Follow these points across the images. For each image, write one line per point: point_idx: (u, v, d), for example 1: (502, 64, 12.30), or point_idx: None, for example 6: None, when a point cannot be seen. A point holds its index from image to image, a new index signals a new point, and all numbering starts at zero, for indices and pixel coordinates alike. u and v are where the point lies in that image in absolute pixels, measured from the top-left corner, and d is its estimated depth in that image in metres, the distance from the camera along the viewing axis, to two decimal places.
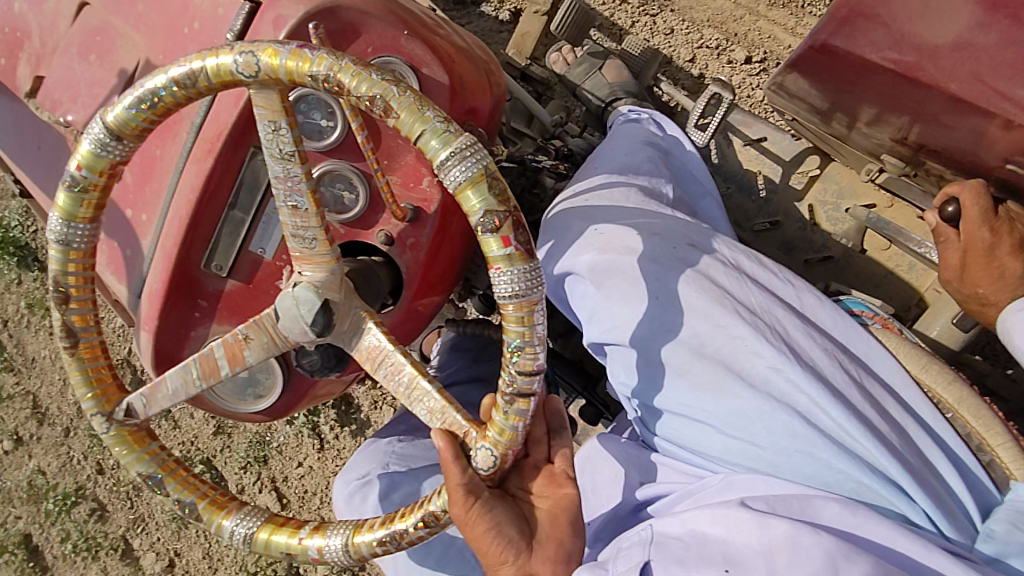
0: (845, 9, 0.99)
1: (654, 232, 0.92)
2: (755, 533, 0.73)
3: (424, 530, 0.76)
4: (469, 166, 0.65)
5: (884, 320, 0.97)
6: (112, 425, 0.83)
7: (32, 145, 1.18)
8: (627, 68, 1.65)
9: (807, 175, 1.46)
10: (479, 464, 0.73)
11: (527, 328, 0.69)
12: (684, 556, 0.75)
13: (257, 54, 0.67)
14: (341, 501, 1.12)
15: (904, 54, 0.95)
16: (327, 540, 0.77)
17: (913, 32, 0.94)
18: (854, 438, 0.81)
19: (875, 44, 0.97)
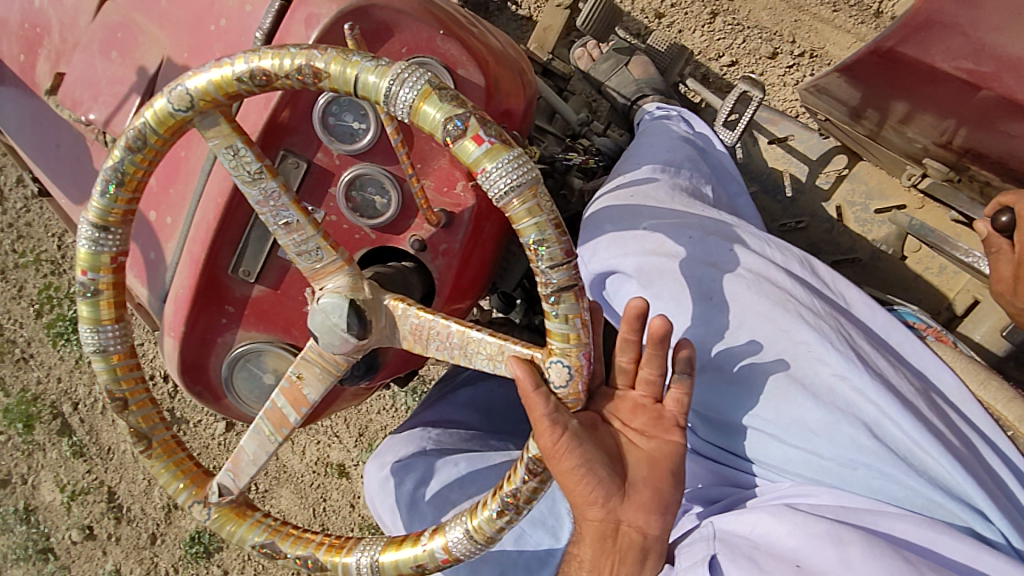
0: (922, 16, 0.97)
1: (707, 232, 0.89)
2: (824, 525, 0.70)
3: (513, 510, 0.71)
4: (519, 180, 0.63)
5: (937, 332, 0.93)
6: (210, 509, 0.80)
7: (51, 144, 1.15)
8: (653, 65, 1.62)
9: (836, 175, 1.43)
10: (556, 383, 0.68)
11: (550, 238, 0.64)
12: (752, 553, 0.72)
13: (251, 62, 0.67)
14: (375, 486, 1.08)
15: (981, 64, 0.93)
16: (448, 537, 0.73)
17: (994, 43, 0.91)
18: (925, 453, 0.77)
19: (949, 52, 0.96)
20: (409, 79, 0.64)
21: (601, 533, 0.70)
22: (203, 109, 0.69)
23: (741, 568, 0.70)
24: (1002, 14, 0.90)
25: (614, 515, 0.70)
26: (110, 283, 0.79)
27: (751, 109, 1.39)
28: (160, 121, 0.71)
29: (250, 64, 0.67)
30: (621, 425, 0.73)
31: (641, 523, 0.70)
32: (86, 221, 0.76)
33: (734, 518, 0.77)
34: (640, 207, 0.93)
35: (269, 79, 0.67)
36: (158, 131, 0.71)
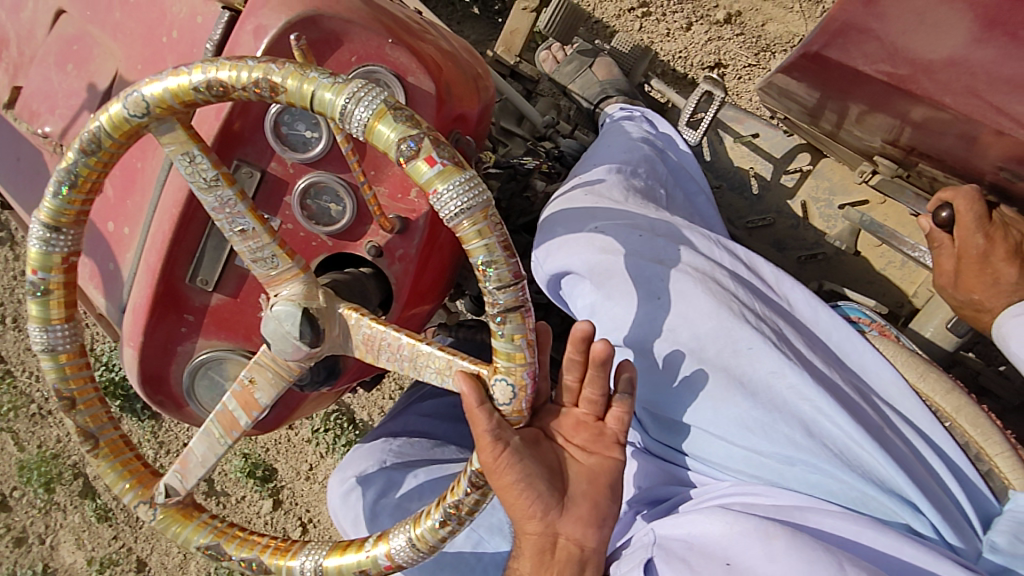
0: (836, 22, 1.00)
1: (655, 233, 0.91)
2: (754, 526, 0.73)
3: (453, 522, 0.73)
4: (452, 187, 0.63)
5: (880, 327, 0.96)
6: (156, 510, 0.81)
7: (9, 155, 1.15)
8: (618, 66, 1.63)
9: (800, 171, 1.45)
10: (499, 400, 0.69)
11: (505, 272, 0.65)
12: (687, 555, 0.75)
13: (211, 71, 0.67)
14: (336, 499, 1.10)
15: (897, 67, 0.95)
16: (391, 544, 0.74)
17: (907, 46, 0.94)
18: (861, 449, 0.79)
19: (869, 57, 0.97)
20: (365, 97, 0.64)
21: (539, 547, 0.74)
22: (158, 115, 0.69)
23: (674, 569, 0.74)
24: (911, 16, 0.93)
25: (551, 528, 0.73)
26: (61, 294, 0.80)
27: (713, 109, 1.41)
28: (114, 125, 0.71)
29: (207, 73, 0.67)
30: (564, 441, 0.76)
31: (578, 535, 0.74)
32: (37, 219, 0.76)
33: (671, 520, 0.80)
34: (589, 207, 0.94)
35: (227, 90, 0.67)
36: (112, 135, 0.72)
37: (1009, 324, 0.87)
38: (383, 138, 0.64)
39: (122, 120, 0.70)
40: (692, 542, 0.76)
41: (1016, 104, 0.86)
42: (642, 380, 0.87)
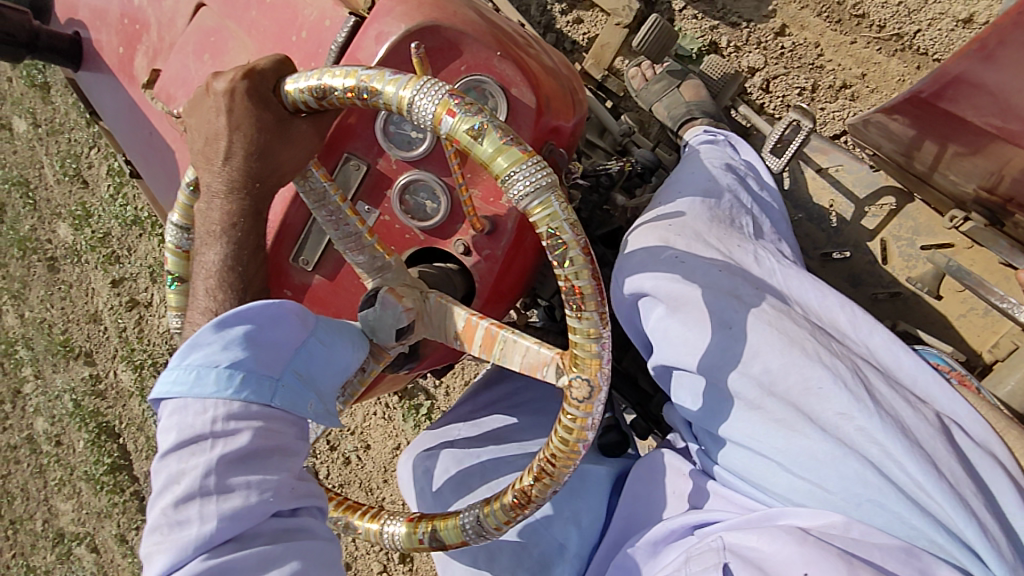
0: (951, 74, 1.00)
1: (735, 269, 0.93)
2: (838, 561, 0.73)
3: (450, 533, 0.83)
4: (545, 196, 0.66)
5: (961, 376, 0.96)
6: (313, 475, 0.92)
7: (145, 133, 1.30)
8: (706, 88, 1.60)
9: (885, 211, 1.43)
10: (465, 526, 0.82)
11: (583, 414, 0.73)
12: (765, 566, 0.77)
13: (522, 162, 0.65)
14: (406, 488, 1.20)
15: (1009, 122, 0.95)
16: (384, 526, 0.86)
17: (1020, 104, 0.93)
18: (930, 496, 0.78)
19: (978, 109, 0.98)
20: (535, 176, 0.65)
21: None
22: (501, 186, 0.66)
23: None
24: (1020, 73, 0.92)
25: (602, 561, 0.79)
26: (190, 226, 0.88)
27: (801, 137, 1.42)
28: (474, 144, 0.66)
29: (542, 233, 0.66)
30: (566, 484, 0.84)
31: None
32: (309, 80, 0.74)
33: (745, 532, 0.82)
34: (672, 236, 0.96)
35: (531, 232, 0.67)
36: (460, 132, 0.66)
37: None
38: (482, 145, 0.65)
39: (499, 164, 0.65)
40: (767, 552, 0.78)
41: None
42: (706, 404, 0.90)
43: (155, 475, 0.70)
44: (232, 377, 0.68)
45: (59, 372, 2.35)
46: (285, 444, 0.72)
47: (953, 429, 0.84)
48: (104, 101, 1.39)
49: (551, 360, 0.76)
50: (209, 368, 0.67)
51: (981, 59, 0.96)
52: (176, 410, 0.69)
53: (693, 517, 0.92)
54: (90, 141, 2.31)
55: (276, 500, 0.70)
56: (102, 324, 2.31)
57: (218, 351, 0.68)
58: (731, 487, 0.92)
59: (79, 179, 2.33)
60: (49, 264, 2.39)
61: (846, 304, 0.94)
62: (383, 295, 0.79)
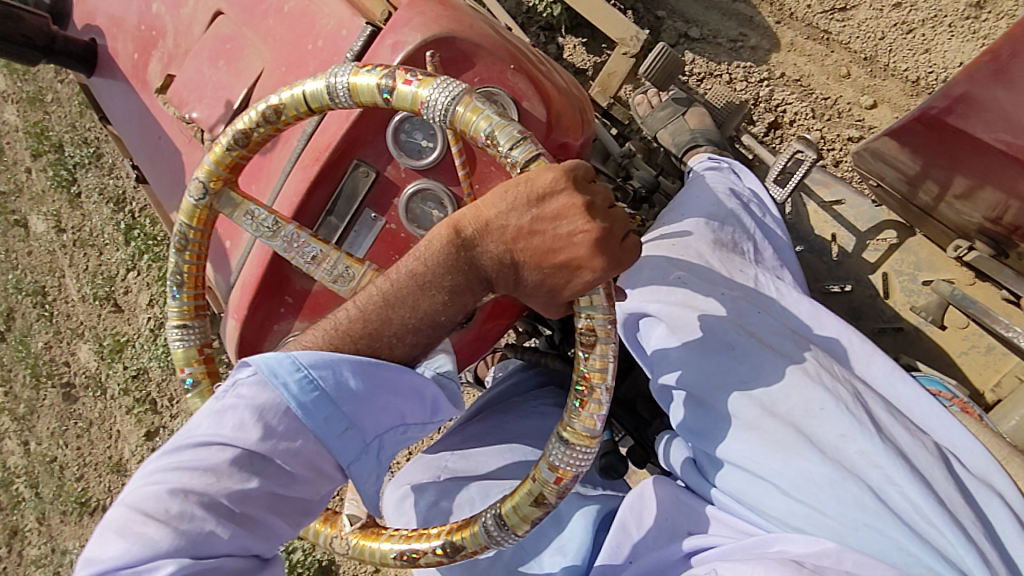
0: (960, 89, 1.00)
1: (739, 291, 0.93)
2: None
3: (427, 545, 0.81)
4: None
5: (963, 403, 0.95)
6: None
7: (154, 136, 1.31)
8: (711, 117, 1.62)
9: (886, 245, 1.44)
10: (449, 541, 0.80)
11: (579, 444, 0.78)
12: None
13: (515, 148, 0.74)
14: (391, 508, 1.17)
15: (1018, 137, 0.93)
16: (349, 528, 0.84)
17: None
18: (930, 525, 0.76)
19: (988, 125, 0.96)
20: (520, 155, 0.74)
21: None
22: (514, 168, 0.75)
23: None
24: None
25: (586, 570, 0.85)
26: (194, 254, 0.88)
27: (805, 168, 1.44)
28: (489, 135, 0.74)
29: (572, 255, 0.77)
30: None
31: None
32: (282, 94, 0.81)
33: (736, 565, 0.77)
34: (677, 256, 0.97)
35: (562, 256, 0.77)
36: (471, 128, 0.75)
37: None
38: None
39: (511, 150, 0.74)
40: None
41: None
42: (703, 425, 0.88)
43: (188, 448, 0.72)
44: (330, 412, 0.75)
45: (68, 525, 2.19)
46: (310, 505, 0.78)
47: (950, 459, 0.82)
48: (115, 107, 1.40)
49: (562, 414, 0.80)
50: (317, 390, 0.74)
51: (993, 72, 0.96)
52: (275, 408, 0.74)
53: (688, 543, 0.88)
54: (124, 264, 2.26)
55: (261, 544, 0.73)
56: (127, 477, 2.17)
57: (349, 382, 0.76)
58: (729, 512, 0.90)
59: (111, 303, 2.26)
60: (65, 392, 2.26)
61: (850, 333, 0.93)
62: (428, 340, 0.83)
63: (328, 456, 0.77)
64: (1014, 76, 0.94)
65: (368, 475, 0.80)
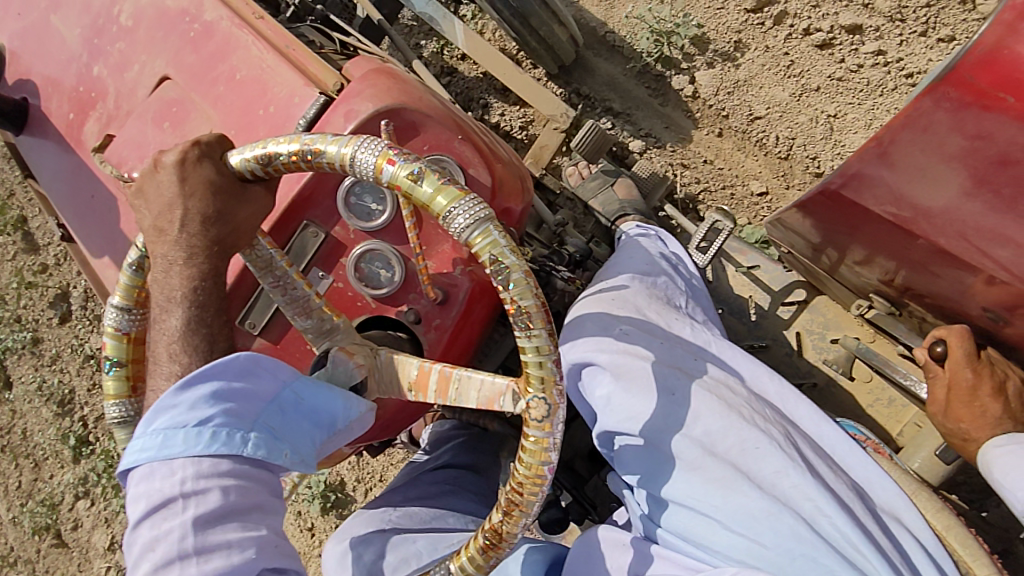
0: (854, 167, 1.06)
1: (673, 342, 1.00)
2: None
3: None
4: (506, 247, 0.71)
5: (875, 444, 1.03)
6: None
7: (86, 195, 1.28)
8: (638, 188, 1.74)
9: (796, 305, 1.57)
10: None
11: (544, 433, 0.72)
12: None
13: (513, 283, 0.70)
14: (333, 565, 1.13)
15: (902, 210, 1.02)
16: None
17: (911, 194, 1.00)
18: (858, 551, 0.82)
19: (877, 198, 1.05)
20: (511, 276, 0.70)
21: None
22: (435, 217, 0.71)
23: None
24: (914, 171, 0.97)
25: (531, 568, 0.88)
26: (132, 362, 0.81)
27: (723, 237, 1.56)
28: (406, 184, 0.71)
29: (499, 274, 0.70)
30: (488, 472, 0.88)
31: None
32: (254, 150, 0.77)
33: None
34: (615, 311, 1.03)
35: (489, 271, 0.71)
36: (385, 179, 0.72)
37: (993, 452, 1.05)
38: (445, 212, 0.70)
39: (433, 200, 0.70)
40: None
41: (998, 250, 0.93)
42: (646, 468, 0.93)
43: (130, 546, 0.71)
44: (201, 434, 0.68)
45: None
46: (264, 501, 0.72)
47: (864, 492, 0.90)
48: (42, 165, 1.36)
49: (507, 389, 0.76)
50: (174, 430, 0.68)
51: (879, 157, 1.01)
52: (146, 472, 0.69)
53: None
54: (73, 489, 2.15)
55: (260, 553, 0.70)
56: None
57: (202, 407, 0.69)
58: (674, 550, 0.93)
59: (54, 534, 2.17)
60: None
61: (774, 378, 1.00)
62: (332, 354, 0.82)
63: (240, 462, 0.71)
64: (896, 159, 0.99)
65: (306, 440, 0.74)
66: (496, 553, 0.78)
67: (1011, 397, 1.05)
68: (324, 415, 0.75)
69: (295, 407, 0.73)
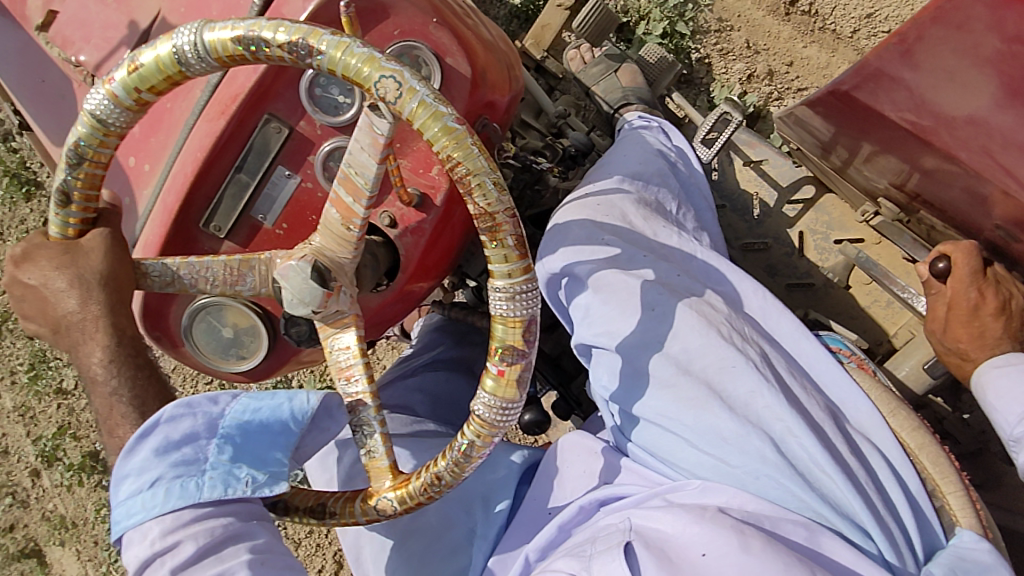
0: (873, 66, 1.00)
1: (660, 255, 0.94)
2: (732, 538, 0.74)
3: (459, 450, 0.78)
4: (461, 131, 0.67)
5: (859, 360, 0.99)
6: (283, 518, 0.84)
7: (36, 78, 1.18)
8: (643, 74, 1.60)
9: (803, 203, 1.48)
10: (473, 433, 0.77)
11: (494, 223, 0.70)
12: (665, 546, 0.77)
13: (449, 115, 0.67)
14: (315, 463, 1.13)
15: (921, 118, 0.96)
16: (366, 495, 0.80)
17: (933, 100, 0.94)
18: (823, 471, 0.82)
19: (896, 104, 0.99)
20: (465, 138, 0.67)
21: None
22: (211, 63, 0.68)
23: (656, 556, 0.76)
24: (940, 72, 0.93)
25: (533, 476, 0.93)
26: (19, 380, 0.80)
27: (730, 129, 1.44)
28: (141, 77, 0.69)
29: (292, 39, 0.66)
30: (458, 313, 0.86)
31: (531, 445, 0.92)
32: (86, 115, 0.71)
33: (649, 514, 0.82)
34: (601, 216, 0.96)
35: (306, 53, 0.66)
36: (128, 98, 0.70)
37: (989, 373, 1.02)
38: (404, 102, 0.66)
39: (169, 57, 0.68)
40: (670, 535, 0.78)
41: None
42: (620, 382, 0.90)
43: None
44: (157, 495, 0.75)
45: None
46: (240, 527, 0.78)
47: (836, 414, 0.88)
48: None
49: (370, 116, 0.73)
50: (134, 497, 0.76)
51: (902, 56, 0.96)
52: (124, 538, 0.76)
53: (601, 493, 0.93)
54: None
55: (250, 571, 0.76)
56: None
57: (153, 469, 0.76)
58: (642, 462, 0.94)
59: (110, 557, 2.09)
60: None
61: (762, 289, 0.95)
62: (281, 271, 0.78)
63: (204, 505, 0.77)
64: (920, 58, 0.94)
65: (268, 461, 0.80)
66: (503, 234, 0.71)
67: (1010, 313, 1.01)
68: (275, 425, 0.80)
69: (244, 430, 0.79)
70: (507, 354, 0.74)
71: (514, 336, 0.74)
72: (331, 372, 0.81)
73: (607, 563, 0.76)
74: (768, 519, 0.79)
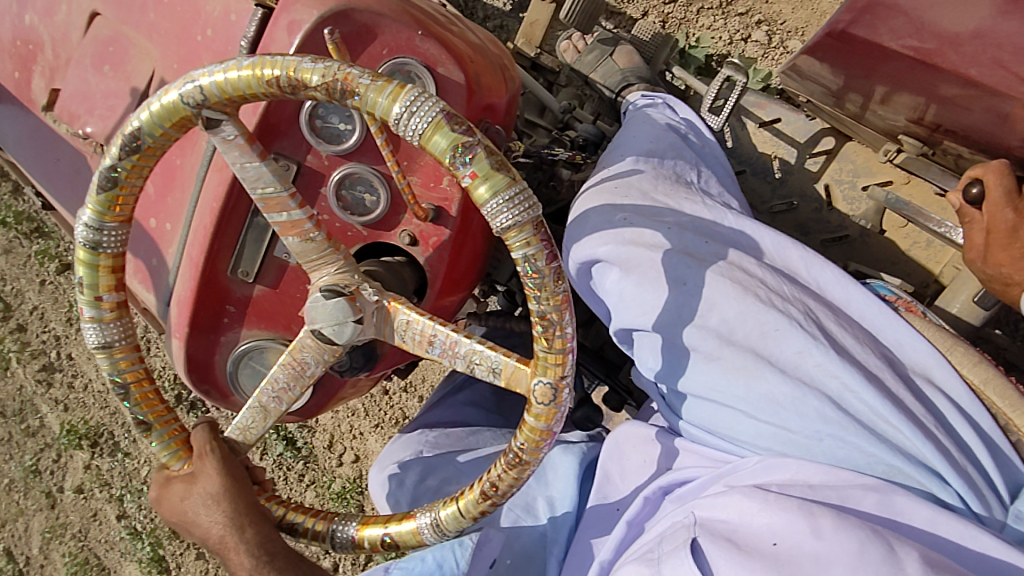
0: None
1: (685, 228, 0.91)
2: (799, 518, 0.72)
3: (532, 416, 0.75)
4: (426, 113, 0.66)
5: (907, 302, 0.95)
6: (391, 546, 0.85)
7: (51, 157, 1.23)
8: (638, 54, 1.59)
9: (825, 155, 1.43)
10: (537, 397, 0.74)
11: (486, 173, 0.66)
12: (732, 533, 0.75)
13: (387, 86, 0.66)
14: (382, 495, 1.14)
15: (924, 41, 0.94)
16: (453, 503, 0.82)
17: (934, 20, 0.93)
18: (888, 424, 0.79)
19: (895, 32, 0.97)
20: (420, 106, 0.66)
21: None
22: (110, 226, 0.78)
23: (722, 546, 0.73)
24: None
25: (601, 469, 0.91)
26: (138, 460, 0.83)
27: (737, 93, 1.40)
28: (95, 240, 0.78)
29: (147, 110, 0.72)
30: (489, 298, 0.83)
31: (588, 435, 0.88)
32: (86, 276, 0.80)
33: (710, 501, 0.79)
34: (618, 200, 0.95)
35: (139, 143, 0.73)
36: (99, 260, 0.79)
37: None
38: (375, 101, 0.66)
39: (85, 254, 0.79)
40: (735, 522, 0.75)
41: None
42: (664, 361, 0.88)
43: None
44: None
45: None
46: None
47: (895, 362, 0.85)
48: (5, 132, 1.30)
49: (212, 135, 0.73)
50: None
51: None
52: None
53: (664, 481, 0.91)
54: None
55: None
56: None
57: None
58: (700, 442, 0.91)
59: None
60: None
61: (795, 244, 0.92)
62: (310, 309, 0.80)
63: None
64: None
65: None
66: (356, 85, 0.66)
67: None
68: None
69: None
70: (536, 262, 0.68)
71: (550, 305, 0.70)
72: (415, 348, 0.81)
73: (677, 567, 0.74)
74: (835, 492, 0.76)
